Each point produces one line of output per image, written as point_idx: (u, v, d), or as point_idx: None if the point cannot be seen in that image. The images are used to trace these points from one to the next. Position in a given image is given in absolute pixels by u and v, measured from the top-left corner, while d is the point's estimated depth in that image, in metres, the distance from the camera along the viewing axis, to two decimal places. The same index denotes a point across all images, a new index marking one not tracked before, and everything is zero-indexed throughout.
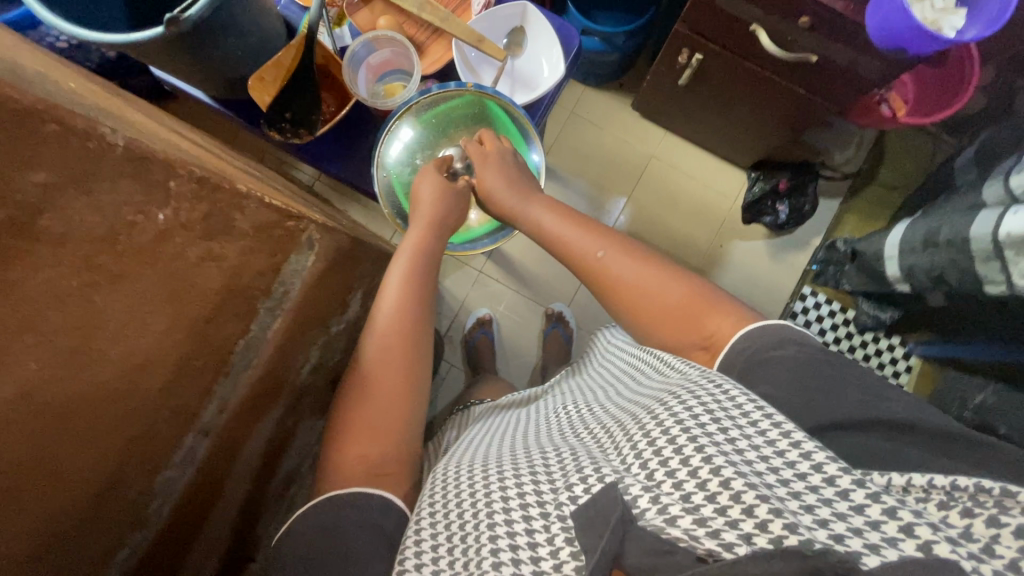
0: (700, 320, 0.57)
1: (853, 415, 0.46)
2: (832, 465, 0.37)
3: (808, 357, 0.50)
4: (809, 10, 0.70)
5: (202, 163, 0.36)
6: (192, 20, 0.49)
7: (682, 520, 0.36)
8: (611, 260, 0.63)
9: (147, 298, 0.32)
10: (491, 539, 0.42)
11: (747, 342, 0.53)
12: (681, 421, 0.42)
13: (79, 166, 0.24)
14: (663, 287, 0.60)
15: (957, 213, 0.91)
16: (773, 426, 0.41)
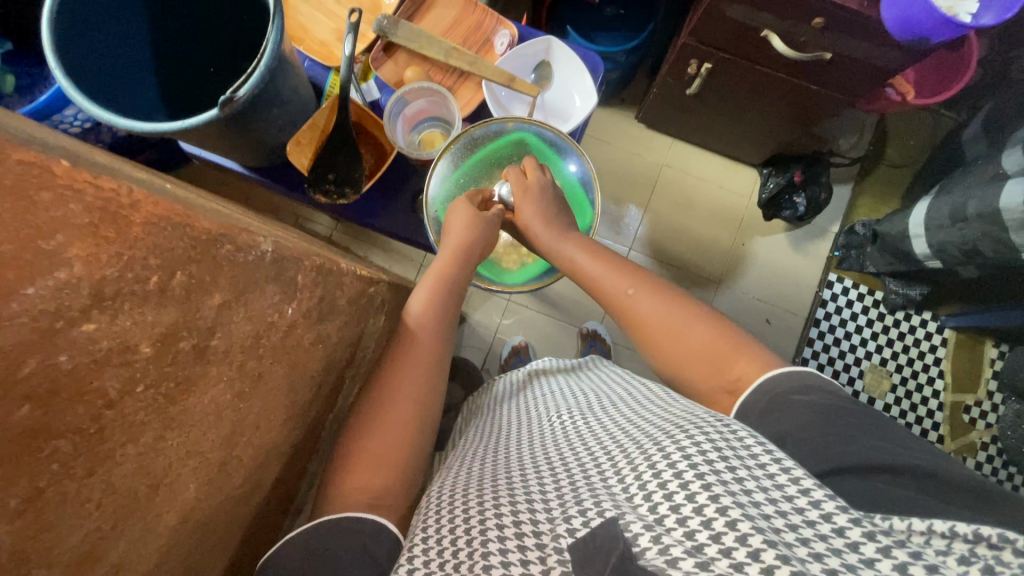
0: (725, 365, 0.55)
1: (869, 459, 0.44)
2: (842, 516, 0.37)
3: (834, 403, 0.48)
4: (822, 11, 0.71)
5: (297, 250, 0.36)
6: (246, 98, 0.50)
7: (684, 563, 0.34)
8: (637, 300, 0.62)
9: (275, 395, 0.33)
10: (484, 566, 0.39)
11: (773, 388, 0.51)
12: (686, 454, 0.41)
13: (242, 279, 0.28)
14: (683, 330, 0.59)
15: (980, 186, 0.92)
16: (784, 473, 0.41)
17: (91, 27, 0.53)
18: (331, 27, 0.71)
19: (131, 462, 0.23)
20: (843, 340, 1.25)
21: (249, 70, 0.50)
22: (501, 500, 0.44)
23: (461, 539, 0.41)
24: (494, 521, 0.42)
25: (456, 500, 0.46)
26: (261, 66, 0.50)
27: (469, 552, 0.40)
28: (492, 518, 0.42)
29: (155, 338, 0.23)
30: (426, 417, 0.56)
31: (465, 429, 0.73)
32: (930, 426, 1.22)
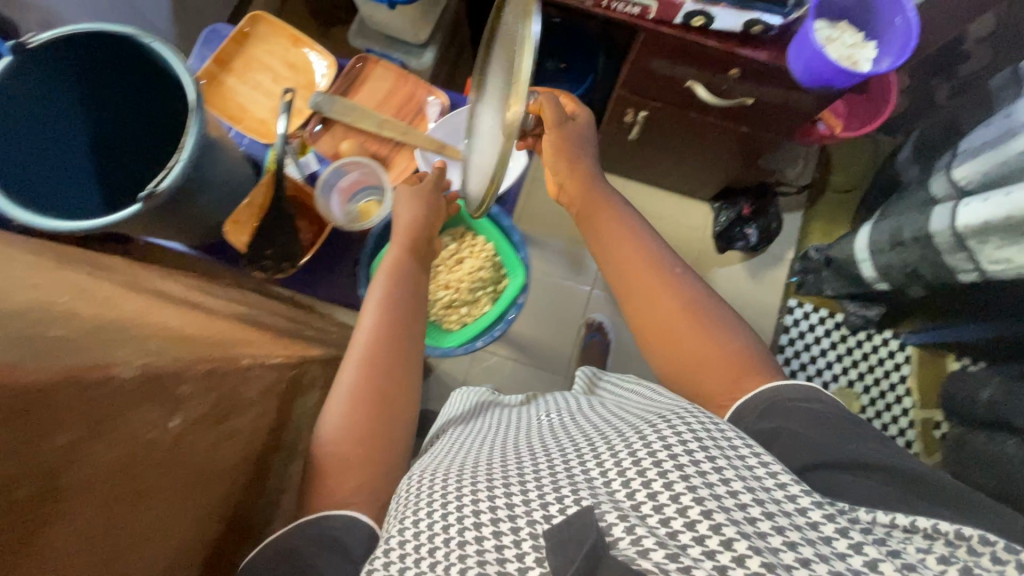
0: (736, 380, 0.56)
1: (854, 458, 0.45)
2: (816, 511, 0.37)
3: (835, 412, 0.50)
4: (737, 62, 0.75)
5: (196, 349, 0.36)
6: (169, 190, 0.51)
7: (654, 553, 0.33)
8: (659, 299, 0.62)
9: (170, 502, 0.34)
10: (457, 555, 0.37)
11: (776, 395, 0.53)
12: (667, 445, 0.40)
13: (101, 408, 0.28)
14: (700, 338, 0.59)
15: (914, 210, 0.95)
16: (766, 470, 0.40)
17: (25, 128, 0.57)
18: (268, 106, 0.74)
19: None
20: (810, 364, 1.26)
21: (169, 165, 0.52)
22: (475, 488, 0.42)
23: (434, 527, 0.40)
24: (468, 510, 0.40)
25: (431, 489, 0.45)
26: (180, 161, 0.52)
27: (442, 540, 0.39)
28: (467, 504, 0.41)
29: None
30: (398, 405, 0.54)
31: (450, 425, 0.72)
32: (904, 445, 1.22)
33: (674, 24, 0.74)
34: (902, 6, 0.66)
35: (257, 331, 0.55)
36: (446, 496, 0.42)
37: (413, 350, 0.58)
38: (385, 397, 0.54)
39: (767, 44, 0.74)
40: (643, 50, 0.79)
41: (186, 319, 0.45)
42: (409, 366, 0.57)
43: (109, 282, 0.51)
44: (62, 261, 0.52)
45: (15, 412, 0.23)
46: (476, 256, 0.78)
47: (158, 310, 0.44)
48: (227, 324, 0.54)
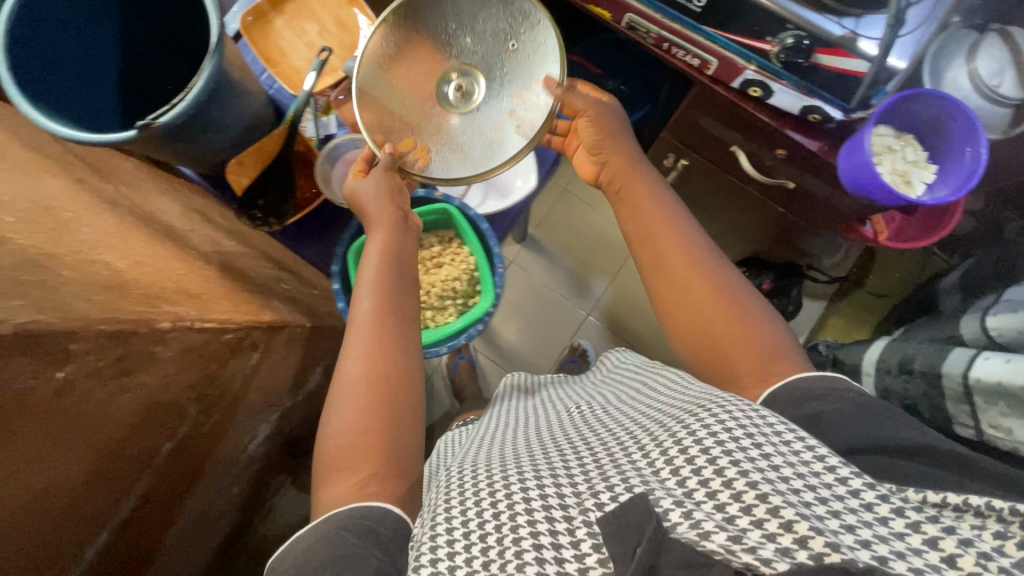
0: (766, 362, 0.53)
1: (891, 439, 0.43)
2: (869, 492, 0.35)
3: (868, 399, 0.47)
4: (784, 143, 0.71)
5: (122, 303, 0.36)
6: (166, 125, 0.51)
7: (716, 535, 0.32)
8: (690, 284, 0.59)
9: (44, 441, 0.33)
10: (513, 540, 0.37)
11: (808, 382, 0.50)
12: (711, 431, 0.39)
13: None
14: (739, 323, 0.56)
15: (935, 343, 0.91)
16: (813, 454, 0.38)
17: (58, 41, 0.57)
18: (307, 57, 0.74)
19: None
20: None
21: (174, 101, 0.51)
22: (522, 478, 0.43)
23: (487, 508, 0.41)
24: (520, 497, 0.40)
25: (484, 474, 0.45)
26: (186, 99, 0.51)
27: (496, 524, 0.39)
28: (520, 492, 0.41)
29: None
30: (399, 390, 0.54)
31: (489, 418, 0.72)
32: None
33: (729, 86, 0.70)
34: (975, 137, 0.61)
35: (215, 280, 0.56)
36: (496, 485, 0.43)
37: (409, 322, 0.58)
38: (385, 378, 0.54)
39: (822, 133, 0.69)
40: (695, 102, 0.77)
41: (139, 258, 0.46)
42: (408, 359, 0.57)
43: (86, 196, 0.51)
44: (58, 167, 0.53)
45: None
46: (454, 268, 0.71)
47: (113, 244, 0.45)
48: (193, 265, 0.55)
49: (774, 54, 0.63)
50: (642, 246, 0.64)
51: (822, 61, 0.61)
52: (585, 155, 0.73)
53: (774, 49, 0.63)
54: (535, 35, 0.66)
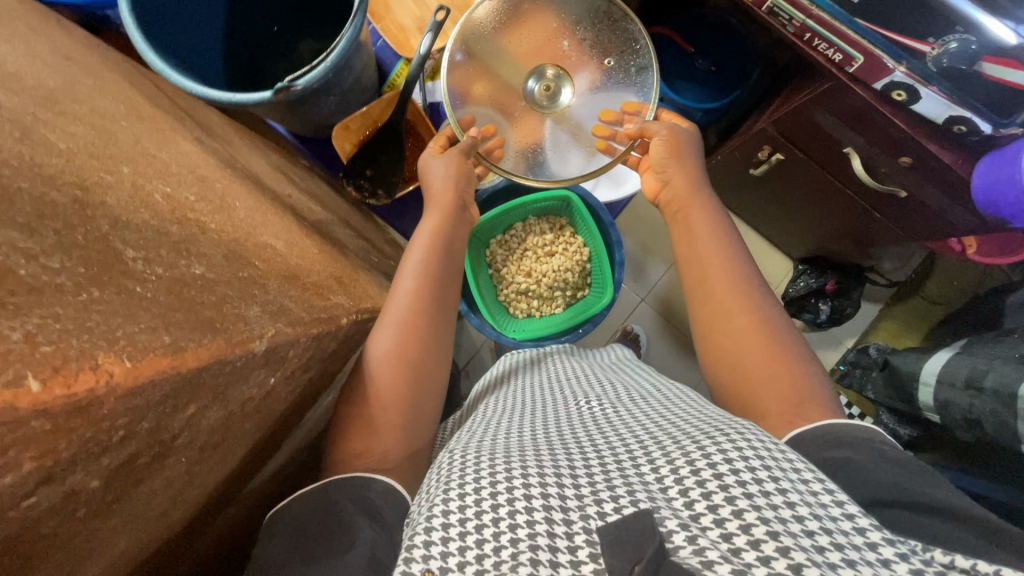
0: (794, 400, 0.49)
1: (919, 498, 0.40)
2: (887, 548, 0.31)
3: (904, 457, 0.44)
4: (912, 151, 0.68)
5: (308, 298, 0.34)
6: (302, 90, 0.47)
7: (720, 567, 0.29)
8: (727, 310, 0.57)
9: (237, 443, 0.32)
10: (511, 537, 0.34)
11: (839, 430, 0.46)
12: (728, 457, 0.36)
13: (228, 380, 0.24)
14: (770, 356, 0.53)
15: (1007, 360, 0.87)
16: (832, 498, 0.34)
17: None
18: (414, 14, 0.67)
19: (52, 567, 0.19)
20: None
21: (315, 62, 0.47)
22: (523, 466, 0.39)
23: (484, 494, 0.36)
24: (520, 485, 0.36)
25: (471, 461, 0.41)
26: (326, 61, 0.47)
27: (494, 518, 0.35)
28: (520, 486, 0.36)
29: (97, 466, 0.19)
30: (423, 381, 0.54)
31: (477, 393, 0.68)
32: None
33: (869, 85, 0.66)
34: None
35: (337, 257, 0.53)
36: (495, 471, 0.38)
37: (443, 318, 0.57)
38: (414, 364, 0.53)
39: (960, 145, 0.65)
40: (819, 99, 0.72)
41: (285, 236, 0.43)
42: (437, 355, 0.56)
43: (210, 158, 0.47)
44: (176, 121, 0.49)
45: (166, 387, 0.20)
46: (568, 257, 0.78)
47: (261, 219, 0.41)
48: (315, 240, 0.52)
49: (931, 56, 0.58)
50: (693, 273, 0.60)
51: (986, 69, 0.57)
52: (650, 172, 0.66)
53: (933, 51, 0.58)
54: (633, 61, 0.65)
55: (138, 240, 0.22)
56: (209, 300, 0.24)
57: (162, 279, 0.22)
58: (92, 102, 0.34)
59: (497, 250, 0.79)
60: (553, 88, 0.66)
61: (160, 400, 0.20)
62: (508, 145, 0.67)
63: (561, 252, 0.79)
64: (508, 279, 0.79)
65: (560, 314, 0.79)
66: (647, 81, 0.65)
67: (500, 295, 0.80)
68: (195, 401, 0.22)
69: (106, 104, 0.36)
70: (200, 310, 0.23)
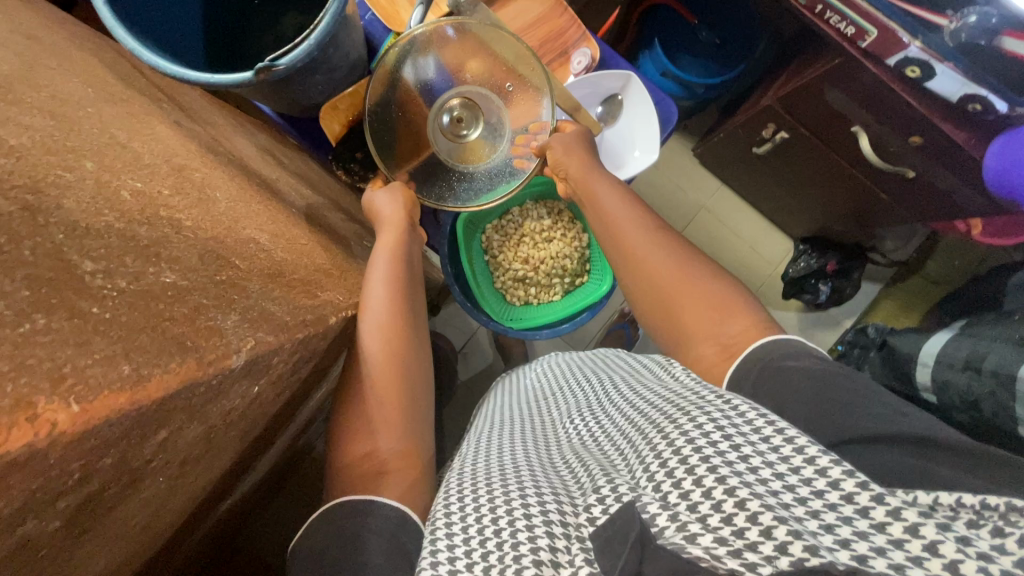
0: (722, 317, 0.50)
1: (864, 427, 0.37)
2: (849, 480, 0.29)
3: (831, 370, 0.41)
4: (925, 131, 0.65)
5: (294, 298, 0.32)
6: (285, 70, 0.44)
7: (704, 538, 0.28)
8: (648, 261, 0.55)
9: (221, 451, 0.30)
10: None
11: (762, 355, 0.45)
12: (690, 436, 0.35)
13: (205, 397, 0.22)
14: (685, 275, 0.53)
15: (1007, 343, 0.87)
16: (782, 437, 0.33)
17: None
18: None
19: None
20: None
21: (297, 39, 0.44)
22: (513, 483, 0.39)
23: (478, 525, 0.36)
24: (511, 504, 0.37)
25: (467, 489, 0.41)
26: (310, 38, 0.44)
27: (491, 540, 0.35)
28: (519, 506, 0.36)
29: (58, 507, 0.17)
30: (414, 384, 0.53)
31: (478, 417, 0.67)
32: None
33: (881, 61, 0.63)
34: None
35: (327, 247, 0.51)
36: (488, 498, 0.38)
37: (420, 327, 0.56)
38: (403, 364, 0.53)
39: (972, 124, 0.62)
40: (829, 75, 0.70)
41: (270, 227, 0.41)
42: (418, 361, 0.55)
43: (189, 143, 0.45)
44: (150, 103, 0.46)
45: (135, 414, 0.19)
46: (566, 243, 0.77)
47: (243, 209, 0.39)
48: (302, 228, 0.49)
49: (949, 31, 0.57)
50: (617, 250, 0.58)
51: (1006, 45, 0.56)
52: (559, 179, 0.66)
53: (951, 25, 0.57)
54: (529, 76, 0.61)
55: (100, 249, 0.21)
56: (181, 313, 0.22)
57: (125, 294, 0.20)
58: (53, 86, 0.32)
59: (494, 235, 0.78)
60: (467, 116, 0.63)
61: (129, 430, 0.19)
62: (506, 126, 0.64)
63: (559, 237, 0.77)
64: (505, 265, 0.77)
65: (559, 302, 0.78)
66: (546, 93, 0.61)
67: (496, 281, 0.78)
68: (169, 425, 0.21)
69: (71, 88, 0.34)
70: (160, 336, 0.21)
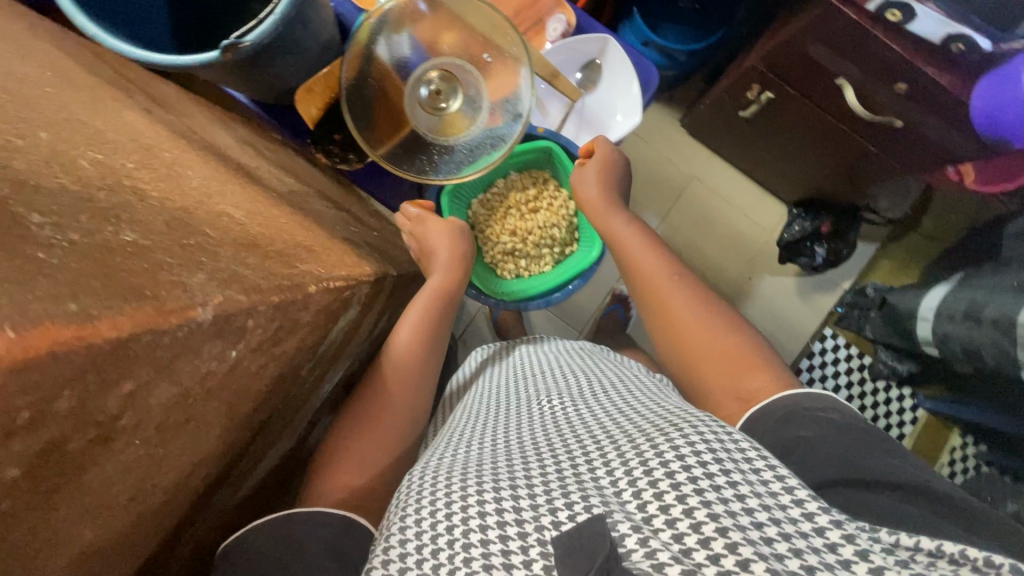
0: (741, 375, 0.55)
1: (884, 474, 0.44)
2: (835, 531, 0.32)
3: (852, 423, 0.48)
4: (908, 77, 0.64)
5: (272, 267, 0.31)
6: (252, 48, 0.43)
7: (670, 569, 0.30)
8: (676, 301, 0.62)
9: (207, 422, 0.29)
10: (465, 557, 0.35)
11: (791, 402, 0.50)
12: (679, 455, 0.37)
13: (174, 353, 0.22)
14: (710, 330, 0.59)
15: (1005, 291, 0.86)
16: (774, 475, 0.36)
17: None
18: None
19: None
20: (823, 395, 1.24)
21: (261, 16, 0.43)
22: (484, 482, 0.40)
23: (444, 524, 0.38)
24: (477, 504, 0.38)
25: (435, 482, 0.43)
26: (275, 13, 0.43)
27: (449, 539, 0.37)
28: (480, 506, 0.38)
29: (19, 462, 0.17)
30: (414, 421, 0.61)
31: (460, 398, 0.70)
32: None
33: (863, 8, 0.62)
34: None
35: (310, 228, 0.50)
36: (456, 493, 0.40)
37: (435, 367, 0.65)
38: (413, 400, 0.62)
39: (956, 66, 0.62)
40: (810, 28, 0.68)
41: (246, 205, 0.40)
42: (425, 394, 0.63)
43: (159, 128, 0.44)
44: (120, 92, 0.45)
45: (89, 356, 0.18)
46: (553, 213, 0.77)
47: (215, 186, 0.39)
48: (283, 210, 0.49)
49: None
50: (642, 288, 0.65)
51: None
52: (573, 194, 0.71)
53: None
54: (504, 43, 0.60)
55: (50, 206, 0.20)
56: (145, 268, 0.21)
57: (77, 246, 0.20)
58: (8, 67, 0.31)
59: (479, 209, 0.78)
60: (445, 86, 0.62)
61: (79, 375, 0.18)
62: (483, 97, 0.63)
63: (546, 207, 0.78)
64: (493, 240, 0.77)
65: (549, 272, 0.78)
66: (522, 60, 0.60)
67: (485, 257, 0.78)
68: (133, 376, 0.21)
69: (27, 70, 0.33)
70: (121, 281, 0.20)
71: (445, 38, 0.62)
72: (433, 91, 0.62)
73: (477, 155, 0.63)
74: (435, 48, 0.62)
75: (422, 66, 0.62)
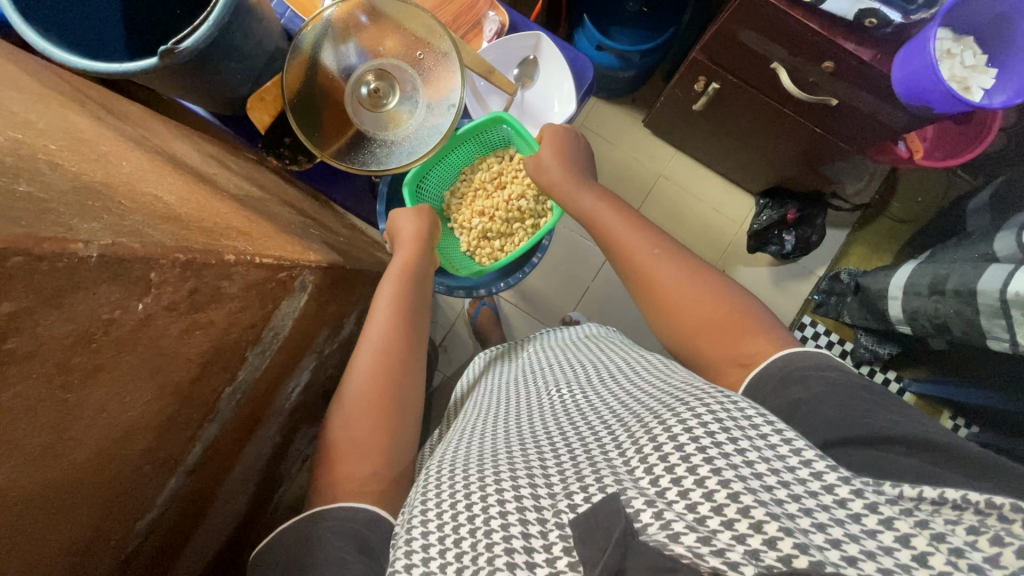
0: (738, 338, 0.54)
1: (887, 428, 0.43)
2: (844, 487, 0.32)
3: (851, 379, 0.47)
4: (833, 55, 0.67)
5: (187, 234, 0.33)
6: (189, 51, 0.47)
7: (686, 537, 0.30)
8: (660, 264, 0.62)
9: (126, 378, 0.31)
10: (487, 544, 0.35)
11: (791, 364, 0.50)
12: (688, 427, 0.37)
13: (55, 284, 0.24)
14: (700, 297, 0.58)
15: (966, 261, 0.86)
16: (782, 439, 0.36)
17: None
18: None
19: None
20: None
21: (196, 23, 0.47)
22: (502, 474, 0.41)
23: (463, 513, 0.38)
24: (496, 500, 0.38)
25: (451, 477, 0.43)
26: (209, 20, 0.47)
27: (471, 530, 0.37)
28: (493, 494, 0.38)
29: None
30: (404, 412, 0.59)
31: (465, 402, 0.70)
32: None
33: None
34: None
35: (257, 219, 0.52)
36: (472, 486, 0.40)
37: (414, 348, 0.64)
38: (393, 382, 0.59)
39: (874, 41, 0.65)
40: (737, 16, 0.71)
41: (182, 193, 0.43)
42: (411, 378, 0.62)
43: (107, 130, 0.47)
44: (71, 101, 0.49)
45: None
46: (516, 186, 0.83)
47: (148, 174, 0.41)
48: (228, 203, 0.51)
49: None
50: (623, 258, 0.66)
51: None
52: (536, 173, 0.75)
53: None
54: (435, 47, 0.65)
55: None
56: (35, 210, 0.24)
57: None
58: None
59: (451, 199, 0.87)
60: (384, 83, 0.66)
61: None
62: (421, 94, 0.68)
63: (512, 180, 0.84)
64: (467, 223, 0.85)
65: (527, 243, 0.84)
66: (451, 62, 0.64)
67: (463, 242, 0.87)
68: (15, 300, 0.22)
69: None
70: (7, 212, 0.22)
71: (385, 44, 0.66)
72: (373, 89, 0.66)
73: (422, 143, 0.67)
74: (373, 49, 0.66)
75: (361, 66, 0.66)
